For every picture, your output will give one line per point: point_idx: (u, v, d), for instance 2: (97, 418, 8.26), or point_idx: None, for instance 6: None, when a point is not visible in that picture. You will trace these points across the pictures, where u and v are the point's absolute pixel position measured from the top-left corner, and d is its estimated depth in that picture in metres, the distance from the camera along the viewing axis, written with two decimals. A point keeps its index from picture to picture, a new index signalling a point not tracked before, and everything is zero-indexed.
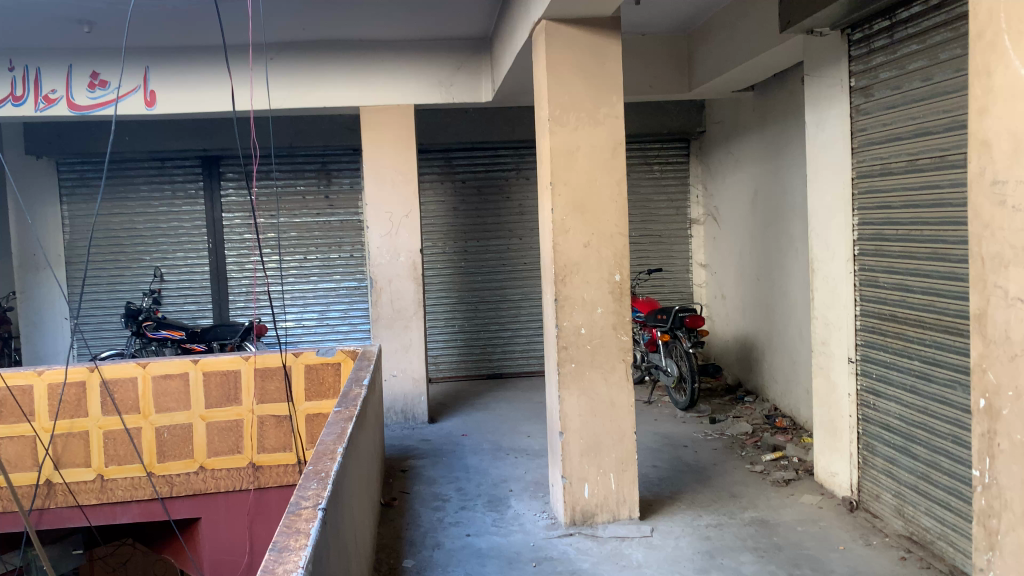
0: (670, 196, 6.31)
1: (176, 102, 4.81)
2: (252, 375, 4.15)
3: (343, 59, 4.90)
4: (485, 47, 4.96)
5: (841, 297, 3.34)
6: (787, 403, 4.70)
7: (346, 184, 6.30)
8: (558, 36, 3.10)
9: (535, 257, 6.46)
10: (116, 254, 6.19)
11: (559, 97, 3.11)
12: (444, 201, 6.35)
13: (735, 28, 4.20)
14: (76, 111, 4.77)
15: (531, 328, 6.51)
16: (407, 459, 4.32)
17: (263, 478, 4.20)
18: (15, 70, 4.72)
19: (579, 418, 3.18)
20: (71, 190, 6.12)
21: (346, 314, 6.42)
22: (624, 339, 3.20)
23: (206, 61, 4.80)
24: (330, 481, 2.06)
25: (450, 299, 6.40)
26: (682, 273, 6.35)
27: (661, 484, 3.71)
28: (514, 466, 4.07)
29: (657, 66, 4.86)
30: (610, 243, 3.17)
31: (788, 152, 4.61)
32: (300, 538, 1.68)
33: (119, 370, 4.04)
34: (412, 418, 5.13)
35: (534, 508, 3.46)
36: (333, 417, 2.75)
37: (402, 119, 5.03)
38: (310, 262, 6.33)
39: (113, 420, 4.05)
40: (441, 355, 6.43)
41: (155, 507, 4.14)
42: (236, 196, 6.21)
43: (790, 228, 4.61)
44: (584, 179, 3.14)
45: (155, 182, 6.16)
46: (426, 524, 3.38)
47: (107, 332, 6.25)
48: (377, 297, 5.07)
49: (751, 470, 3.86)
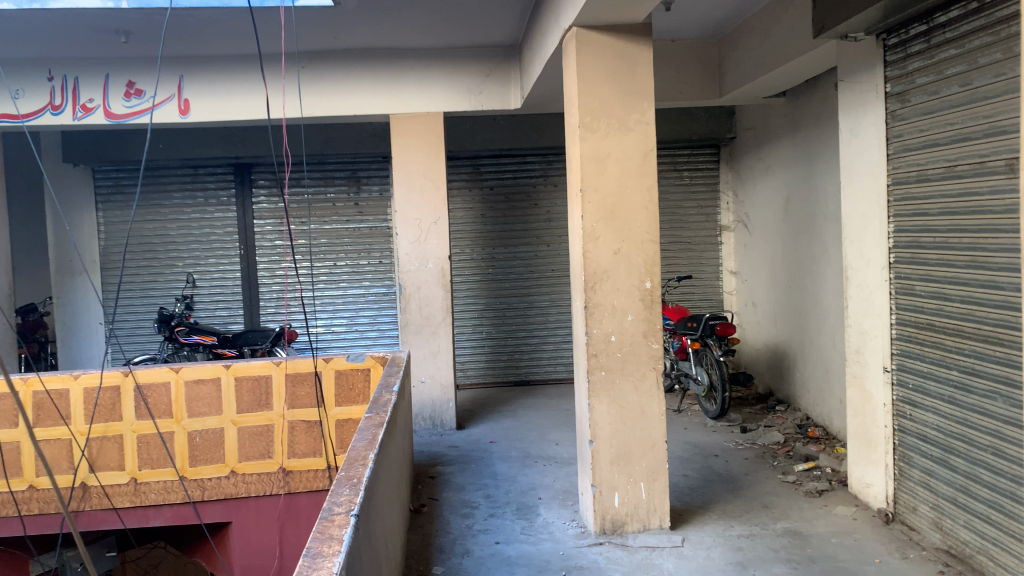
0: (700, 203, 6.27)
1: (209, 111, 4.87)
2: (283, 380, 4.16)
3: (374, 67, 4.94)
4: (514, 55, 4.96)
5: (876, 305, 3.29)
6: (820, 412, 4.63)
7: (376, 191, 6.35)
8: (589, 42, 3.10)
9: (563, 264, 6.44)
10: (150, 260, 6.28)
11: (590, 104, 3.10)
12: (472, 208, 6.36)
13: (766, 33, 4.16)
14: (112, 119, 4.84)
15: (559, 335, 6.49)
16: (435, 466, 4.32)
17: (293, 483, 4.21)
18: (54, 80, 4.81)
19: (609, 426, 3.15)
20: (107, 197, 6.22)
21: (375, 320, 6.45)
22: (654, 347, 3.18)
23: (239, 70, 4.86)
24: (362, 487, 2.07)
25: (477, 305, 6.41)
26: (712, 280, 6.30)
27: (691, 493, 3.67)
28: (542, 474, 4.06)
29: (687, 73, 4.84)
30: (640, 250, 3.15)
31: (821, 158, 4.55)
32: (333, 545, 1.69)
33: (153, 375, 4.09)
34: (440, 424, 5.14)
35: (563, 516, 3.44)
36: (364, 423, 2.76)
37: (432, 126, 5.05)
38: (340, 269, 6.37)
39: (147, 424, 4.10)
40: (469, 361, 6.43)
41: (187, 511, 4.18)
42: (267, 203, 6.30)
43: (822, 234, 4.55)
44: (614, 186, 3.13)
45: (188, 190, 6.24)
46: (455, 531, 3.38)
47: (140, 337, 6.33)
48: (405, 304, 5.09)
49: (783, 480, 3.81)
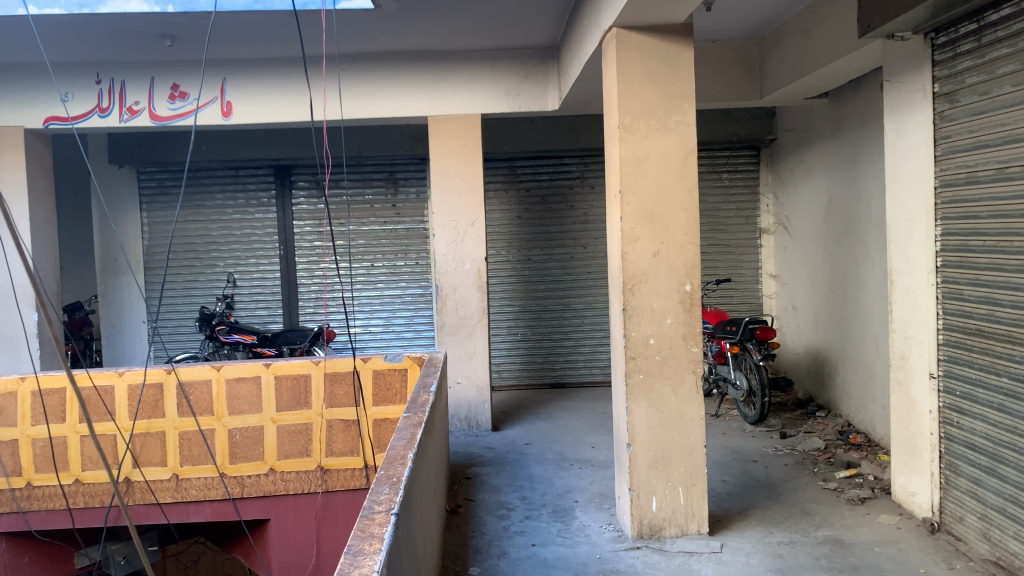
0: (739, 205, 6.20)
1: (251, 112, 4.94)
2: (322, 379, 4.20)
3: (413, 69, 4.98)
4: (552, 56, 4.95)
5: (922, 309, 3.22)
6: (862, 419, 4.55)
7: (413, 193, 6.40)
8: (630, 43, 3.08)
9: (600, 266, 6.41)
10: (192, 260, 6.39)
11: (630, 105, 3.09)
12: (509, 209, 6.37)
13: (809, 33, 4.10)
14: (157, 121, 4.93)
15: (595, 337, 6.45)
16: (470, 467, 4.33)
17: (331, 481, 4.24)
18: (102, 83, 4.92)
19: (647, 430, 3.13)
20: (151, 198, 6.34)
21: (412, 321, 6.49)
22: (694, 351, 3.14)
23: (279, 72, 4.92)
24: (401, 486, 2.07)
25: (513, 307, 6.42)
26: (751, 284, 6.22)
27: (729, 499, 3.62)
28: (578, 477, 4.03)
29: (728, 73, 4.79)
30: (680, 252, 3.13)
31: (865, 160, 4.48)
32: (374, 543, 1.69)
33: (195, 373, 4.16)
34: (475, 425, 5.13)
35: (599, 520, 3.42)
36: (403, 422, 2.77)
37: (469, 128, 5.07)
38: (377, 270, 6.42)
39: (188, 421, 4.16)
40: (504, 363, 6.45)
41: (226, 508, 4.23)
42: (307, 204, 6.36)
43: (866, 238, 4.48)
44: (654, 187, 3.11)
45: (229, 191, 6.34)
46: (491, 532, 3.37)
47: (182, 335, 6.44)
48: (442, 305, 5.11)
49: (824, 487, 3.75)
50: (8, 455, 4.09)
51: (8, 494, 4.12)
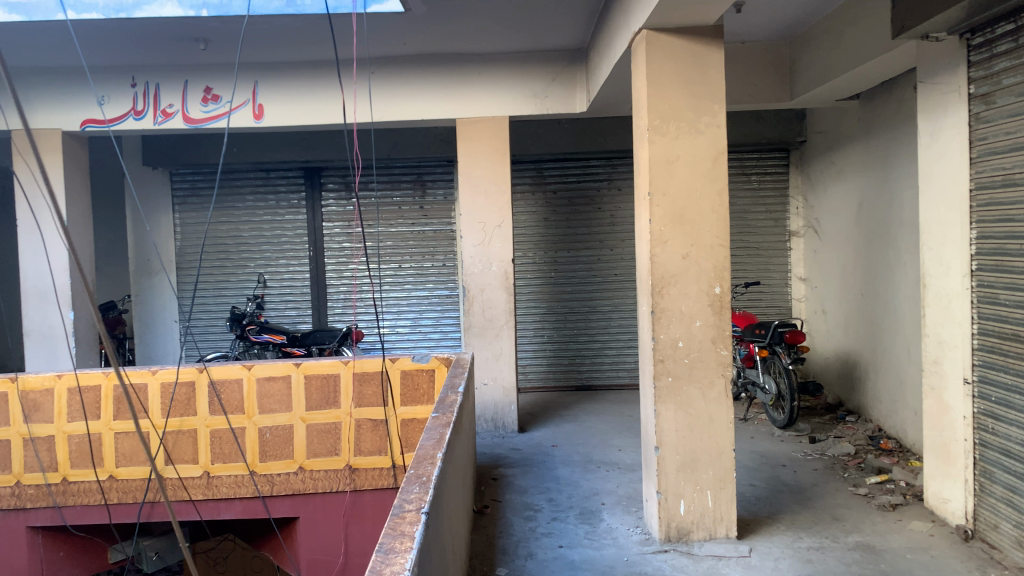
0: (768, 208, 6.15)
1: (283, 115, 5.00)
2: (351, 379, 4.25)
3: (442, 72, 5.01)
4: (581, 58, 4.95)
5: (956, 313, 3.18)
6: (893, 424, 4.49)
7: (440, 195, 6.43)
8: (660, 45, 3.08)
9: (627, 268, 6.39)
10: (224, 261, 6.48)
11: (659, 107, 3.08)
12: (536, 211, 6.38)
13: (841, 34, 4.07)
14: (190, 124, 5.01)
15: (621, 339, 6.43)
16: (497, 468, 4.34)
17: (359, 480, 4.28)
18: (137, 87, 5.00)
19: (676, 433, 3.12)
20: (183, 199, 6.43)
21: (438, 322, 6.51)
22: (723, 353, 3.13)
23: (310, 75, 4.98)
24: (431, 485, 2.09)
25: (539, 309, 6.42)
26: (781, 287, 6.17)
27: (758, 503, 3.60)
28: (605, 480, 4.03)
29: (759, 75, 4.76)
30: (710, 255, 3.11)
31: (897, 162, 4.43)
32: (405, 541, 1.71)
33: (226, 372, 4.21)
34: (501, 426, 5.14)
35: (626, 522, 3.42)
36: (432, 422, 2.79)
37: (497, 130, 5.08)
38: (404, 271, 6.46)
39: (219, 419, 4.22)
40: (530, 365, 6.46)
41: (256, 506, 4.29)
42: (336, 206, 6.41)
43: (897, 241, 4.43)
44: (684, 189, 3.10)
45: (260, 192, 6.42)
46: (518, 533, 3.38)
47: (213, 334, 6.52)
48: (469, 306, 5.12)
49: (854, 492, 3.71)
50: (45, 451, 4.17)
51: (44, 489, 4.19)
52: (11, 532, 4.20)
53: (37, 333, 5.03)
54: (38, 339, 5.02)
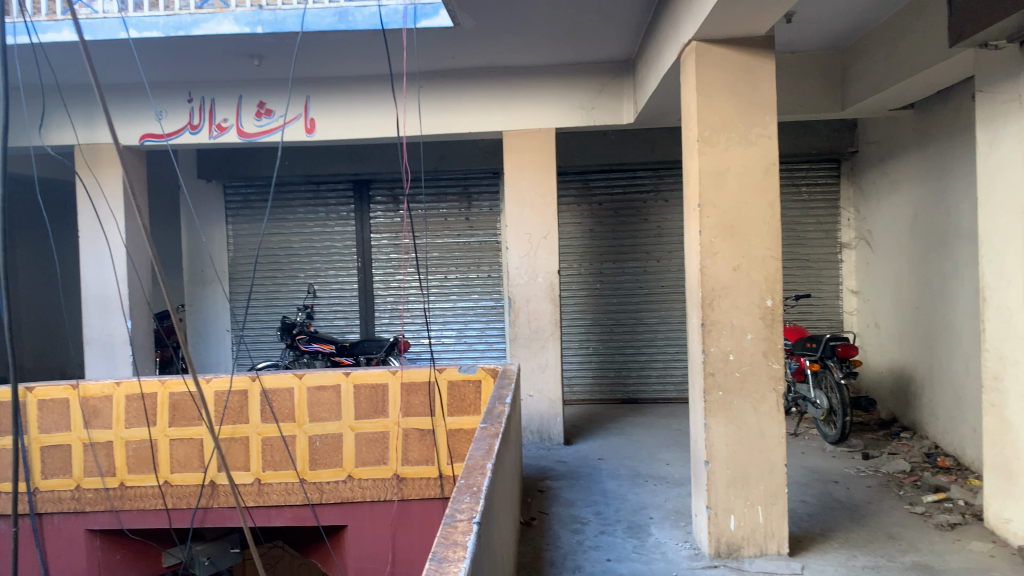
0: (819, 219, 6.06)
1: (334, 128, 5.09)
2: (399, 389, 4.29)
3: (489, 85, 5.07)
4: (628, 69, 4.95)
5: (1018, 328, 3.09)
6: (951, 441, 4.37)
7: (486, 207, 6.48)
8: (710, 56, 3.07)
9: (674, 280, 6.34)
10: (275, 271, 6.61)
11: (709, 118, 3.07)
12: (581, 223, 6.39)
13: (895, 43, 4.00)
14: (245, 138, 5.12)
15: (668, 352, 6.38)
16: (544, 480, 4.33)
17: (407, 490, 4.31)
18: (194, 102, 5.14)
19: (726, 447, 3.08)
20: (236, 211, 6.58)
21: (483, 332, 6.53)
22: (775, 367, 3.08)
23: (360, 90, 5.06)
24: (482, 495, 2.10)
25: (585, 321, 6.42)
26: (832, 299, 6.05)
27: (810, 520, 3.53)
28: (653, 494, 3.99)
29: (810, 85, 4.70)
30: (762, 267, 3.08)
31: (954, 173, 4.33)
32: (458, 550, 1.72)
33: (278, 381, 4.28)
34: (547, 438, 5.12)
35: (675, 537, 3.39)
36: (481, 433, 2.80)
37: (543, 142, 5.10)
38: (450, 283, 6.51)
39: (271, 427, 4.29)
40: (576, 377, 6.44)
41: (305, 513, 4.35)
42: (384, 218, 6.50)
43: (955, 253, 4.33)
44: (735, 201, 3.07)
45: (311, 205, 6.54)
46: (566, 546, 3.37)
47: (265, 343, 6.65)
48: (515, 317, 5.13)
49: (910, 511, 3.62)
50: (103, 455, 4.28)
51: (102, 493, 4.30)
52: (70, 535, 4.32)
53: (97, 340, 5.19)
54: (98, 346, 5.19)
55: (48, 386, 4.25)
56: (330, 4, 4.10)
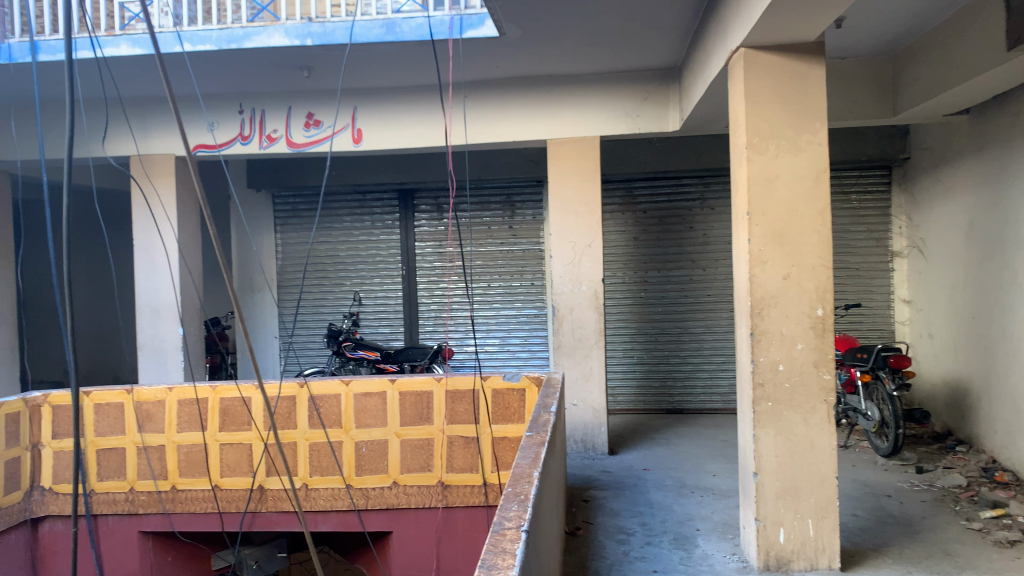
0: (869, 227, 5.94)
1: (380, 139, 5.15)
2: (444, 397, 4.32)
3: (534, 94, 5.10)
4: (673, 77, 4.93)
5: None
6: (1009, 455, 4.24)
7: (530, 215, 6.49)
8: (758, 63, 3.05)
9: (720, 289, 6.27)
10: (322, 279, 6.71)
11: (758, 125, 3.04)
12: (626, 231, 6.37)
13: (950, 47, 3.92)
14: (294, 148, 5.21)
15: (714, 362, 6.30)
16: (588, 490, 4.31)
17: (451, 497, 4.32)
18: (244, 113, 5.26)
19: (775, 459, 3.04)
20: (285, 220, 6.70)
21: (526, 341, 6.53)
22: (826, 378, 3.02)
23: (406, 99, 5.12)
24: (529, 504, 2.10)
25: (629, 330, 6.38)
26: (883, 309, 5.92)
27: (862, 535, 3.45)
28: (699, 505, 3.94)
29: (861, 90, 4.62)
30: (812, 275, 3.03)
31: (1012, 179, 4.22)
32: (507, 558, 1.72)
33: (326, 387, 4.35)
34: (592, 448, 5.09)
35: (723, 549, 3.34)
36: (526, 441, 2.79)
37: (587, 150, 5.09)
38: (493, 291, 6.53)
39: (319, 433, 4.34)
40: (621, 387, 6.41)
41: (351, 519, 4.38)
42: (428, 226, 6.55)
43: (1012, 261, 4.22)
44: (785, 209, 3.03)
45: (356, 214, 6.63)
46: (611, 556, 3.35)
47: (312, 350, 6.74)
48: (559, 325, 5.12)
49: (967, 527, 3.51)
50: (156, 459, 4.38)
51: (154, 496, 4.39)
52: (124, 537, 4.42)
53: (149, 346, 5.30)
54: (151, 352, 5.30)
55: (104, 390, 4.38)
56: (378, 16, 4.18)
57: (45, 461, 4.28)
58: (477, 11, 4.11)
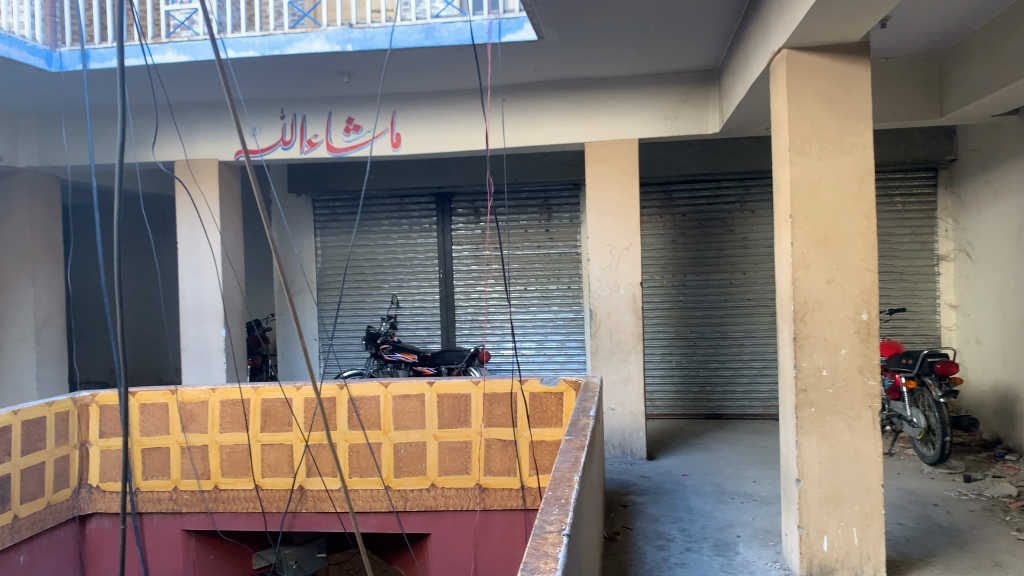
0: (913, 230, 5.83)
1: (419, 143, 5.19)
2: (482, 400, 4.32)
3: (572, 97, 5.11)
4: (713, 79, 4.88)
5: None
6: None
7: (566, 218, 6.48)
8: (801, 64, 3.01)
9: (760, 293, 6.19)
10: (361, 282, 6.78)
11: (800, 127, 3.00)
12: (664, 234, 6.33)
13: (999, 46, 3.83)
14: (334, 153, 5.27)
15: (754, 367, 6.22)
16: (626, 495, 4.28)
17: (489, 500, 4.32)
18: (286, 118, 5.33)
19: (818, 465, 2.99)
20: (325, 223, 6.79)
21: (563, 344, 6.51)
22: (871, 384, 2.97)
23: (444, 103, 5.15)
24: (570, 508, 2.09)
25: (667, 334, 6.34)
26: (929, 313, 5.80)
27: (908, 544, 3.38)
28: (740, 512, 3.90)
29: (906, 92, 4.54)
30: (857, 279, 2.97)
31: None
32: (550, 562, 1.71)
33: (365, 389, 4.39)
34: (630, 453, 5.05)
35: (764, 556, 3.29)
36: (566, 444, 2.78)
37: (626, 153, 5.07)
38: (530, 294, 6.53)
39: (358, 434, 4.39)
40: (659, 392, 6.37)
41: (390, 520, 4.41)
42: (465, 230, 6.58)
43: None
44: (829, 212, 2.99)
45: (395, 218, 6.69)
46: (651, 562, 3.32)
47: (350, 353, 6.81)
48: (596, 329, 5.10)
49: (1017, 538, 3.42)
50: (199, 459, 4.45)
51: (197, 495, 4.45)
52: (168, 535, 4.50)
53: (193, 347, 5.41)
54: (194, 353, 5.40)
55: (149, 390, 4.47)
56: (417, 21, 4.20)
57: (92, 459, 4.38)
58: (517, 15, 4.13)
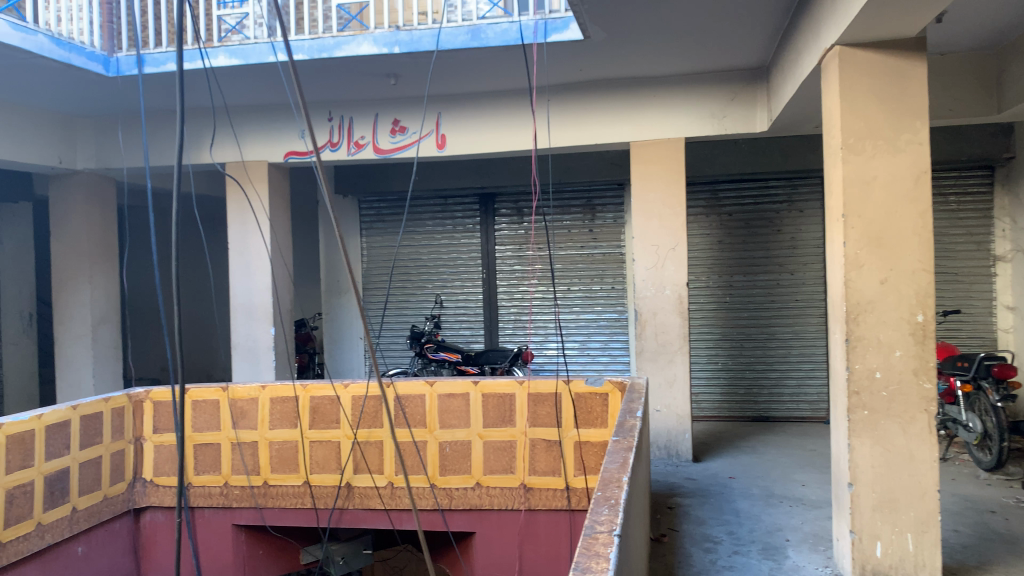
0: (968, 230, 5.68)
1: (464, 144, 5.22)
2: (526, 400, 4.33)
3: (617, 97, 5.09)
4: (761, 76, 4.82)
5: None
6: None
7: (610, 218, 6.46)
8: (853, 61, 2.96)
9: (807, 294, 6.09)
10: (405, 282, 6.85)
11: (853, 125, 2.94)
12: (710, 234, 6.28)
13: None
14: (380, 154, 5.33)
15: (801, 369, 6.13)
16: (673, 497, 4.25)
17: (534, 499, 4.33)
18: (333, 121, 5.41)
19: (871, 469, 2.93)
20: (370, 223, 6.87)
21: (607, 344, 6.49)
22: (926, 387, 2.90)
23: (489, 104, 5.17)
24: (620, 508, 2.09)
25: (713, 335, 6.28)
26: (984, 316, 5.65)
27: (964, 551, 3.29)
28: (789, 515, 3.84)
29: (962, 88, 4.43)
30: (912, 281, 2.91)
31: None
32: (601, 561, 1.71)
33: (411, 388, 4.43)
34: (675, 455, 5.00)
35: (815, 561, 3.24)
36: (615, 445, 2.76)
37: (671, 153, 5.03)
38: (573, 294, 6.52)
39: (404, 432, 4.44)
40: (704, 393, 6.31)
41: (436, 518, 4.45)
42: (508, 230, 6.59)
43: None
44: (883, 211, 2.93)
45: (439, 218, 6.74)
46: (698, 564, 3.30)
47: (395, 352, 6.88)
48: (641, 330, 5.07)
49: None
50: (249, 455, 4.53)
51: (247, 490, 4.54)
52: (219, 529, 4.60)
53: (243, 345, 5.51)
54: (244, 351, 5.50)
55: (201, 387, 4.56)
56: (463, 23, 4.22)
57: (146, 454, 4.49)
58: (562, 15, 4.13)
